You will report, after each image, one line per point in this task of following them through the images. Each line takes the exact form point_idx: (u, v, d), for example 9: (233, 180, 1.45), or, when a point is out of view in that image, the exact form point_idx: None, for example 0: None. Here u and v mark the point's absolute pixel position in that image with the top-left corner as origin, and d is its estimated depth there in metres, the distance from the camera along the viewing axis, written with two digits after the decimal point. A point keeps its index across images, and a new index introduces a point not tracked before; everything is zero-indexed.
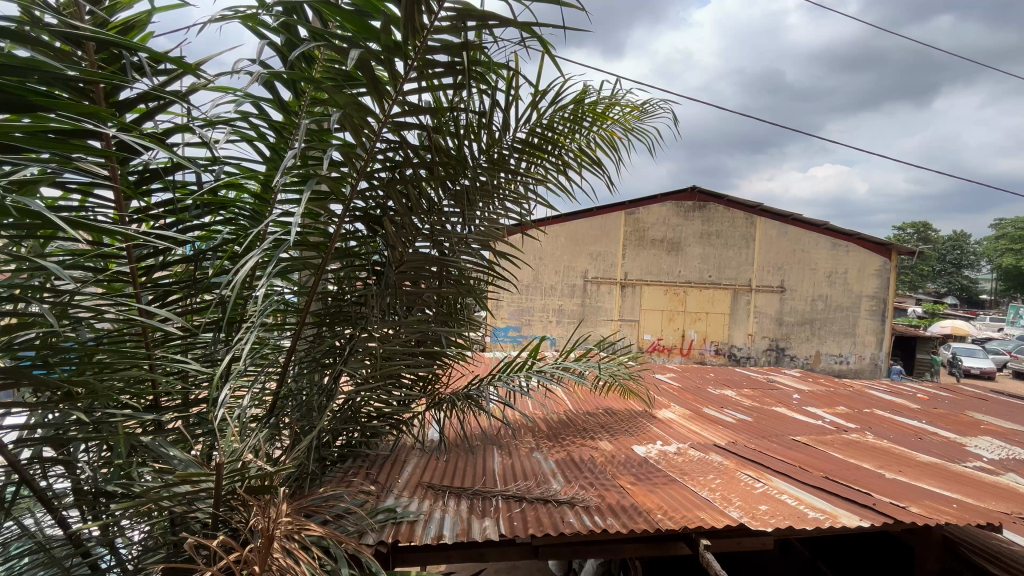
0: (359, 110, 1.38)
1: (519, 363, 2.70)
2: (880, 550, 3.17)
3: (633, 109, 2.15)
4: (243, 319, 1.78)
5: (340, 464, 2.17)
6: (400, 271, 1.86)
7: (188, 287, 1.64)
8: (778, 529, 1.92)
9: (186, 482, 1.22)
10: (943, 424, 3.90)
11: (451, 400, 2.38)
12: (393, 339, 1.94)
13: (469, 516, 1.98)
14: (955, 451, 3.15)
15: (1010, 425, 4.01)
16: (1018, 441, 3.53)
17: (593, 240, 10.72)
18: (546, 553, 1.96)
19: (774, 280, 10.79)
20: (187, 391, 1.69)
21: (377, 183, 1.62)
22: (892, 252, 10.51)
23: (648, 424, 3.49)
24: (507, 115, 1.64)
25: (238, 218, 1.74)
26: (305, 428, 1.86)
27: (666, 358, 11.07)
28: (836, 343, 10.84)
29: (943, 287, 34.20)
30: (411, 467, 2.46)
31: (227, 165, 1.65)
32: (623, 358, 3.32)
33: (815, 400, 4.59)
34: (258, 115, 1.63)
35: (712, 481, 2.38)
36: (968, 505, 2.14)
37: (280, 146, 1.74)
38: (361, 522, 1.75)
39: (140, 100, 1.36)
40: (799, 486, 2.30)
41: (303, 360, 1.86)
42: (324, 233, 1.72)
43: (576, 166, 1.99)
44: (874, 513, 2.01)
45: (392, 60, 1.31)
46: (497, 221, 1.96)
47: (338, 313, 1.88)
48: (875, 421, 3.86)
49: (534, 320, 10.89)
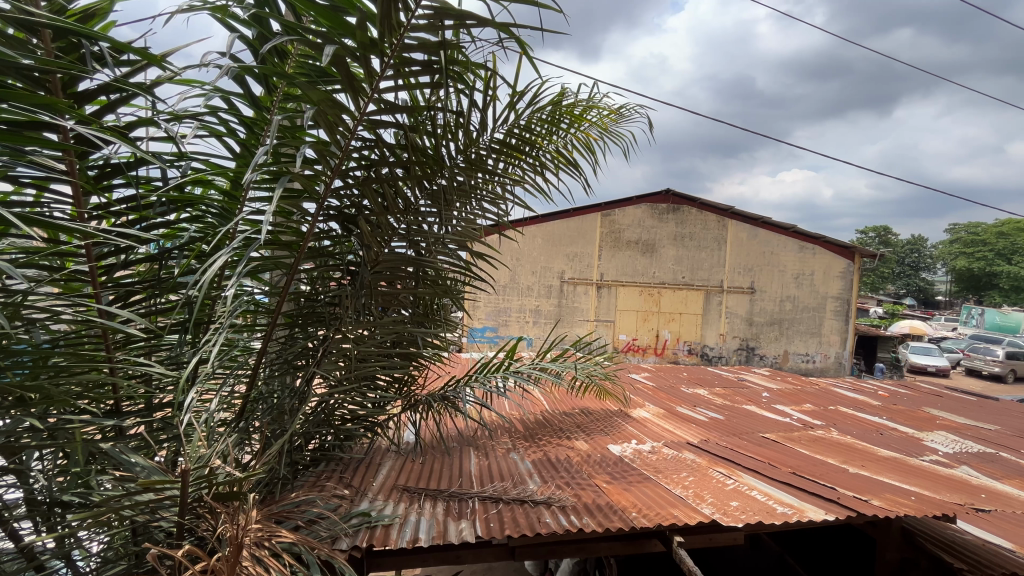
0: (334, 107, 1.35)
1: (496, 364, 2.69)
2: (844, 543, 3.28)
3: (609, 112, 2.18)
4: (211, 320, 1.73)
5: (313, 468, 2.12)
6: (375, 271, 1.84)
7: (152, 287, 1.58)
8: (749, 525, 1.96)
9: (149, 490, 1.18)
10: (903, 420, 4.08)
11: (427, 401, 2.37)
12: (368, 340, 1.91)
13: (445, 518, 1.97)
14: (914, 446, 3.29)
15: (964, 420, 4.22)
16: (971, 436, 3.71)
17: (569, 241, 10.80)
18: (522, 554, 1.97)
19: (744, 281, 11.08)
20: (151, 395, 1.62)
21: (353, 181, 1.59)
22: (856, 254, 10.89)
23: (624, 423, 3.52)
24: (485, 114, 1.64)
25: (205, 215, 1.69)
26: (276, 431, 1.82)
27: (641, 358, 11.25)
28: (803, 343, 11.19)
29: (902, 288, 35.84)
30: (386, 470, 2.42)
31: (194, 161, 1.60)
32: (599, 358, 3.34)
33: (785, 398, 4.74)
34: (228, 110, 1.58)
35: (686, 479, 2.42)
36: (924, 497, 2.24)
37: (250, 143, 1.69)
38: (334, 526, 1.72)
39: (101, 92, 1.30)
40: (769, 482, 2.36)
41: (274, 362, 1.82)
42: (297, 232, 1.68)
43: (553, 167, 2.00)
44: (838, 507, 2.08)
45: (368, 57, 1.29)
46: (474, 221, 1.94)
47: (311, 313, 1.85)
48: (840, 418, 4.00)
49: (510, 321, 10.91)
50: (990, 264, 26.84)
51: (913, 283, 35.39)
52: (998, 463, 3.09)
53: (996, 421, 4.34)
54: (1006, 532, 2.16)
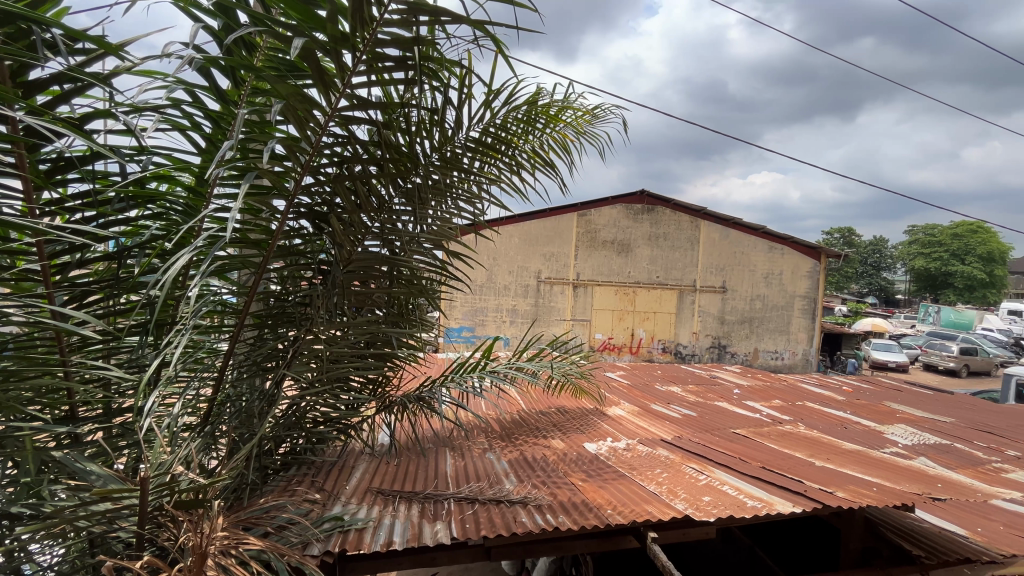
0: (304, 102, 1.32)
1: (472, 364, 2.67)
2: (810, 534, 3.38)
3: (584, 113, 2.20)
4: (175, 321, 1.66)
5: (284, 473, 2.07)
6: (348, 270, 1.80)
7: (110, 287, 1.51)
8: (720, 519, 2.00)
9: (106, 500, 1.13)
10: (866, 414, 4.23)
11: (402, 402, 2.34)
12: (340, 341, 1.86)
13: (420, 520, 1.94)
14: (876, 439, 3.42)
15: (922, 414, 4.41)
16: (928, 428, 3.87)
17: (546, 240, 10.85)
18: (498, 554, 1.96)
19: (716, 280, 11.33)
20: (110, 400, 1.55)
21: (324, 179, 1.56)
22: (822, 255, 11.26)
23: (599, 421, 3.56)
24: (460, 113, 1.63)
25: (169, 212, 1.62)
26: (245, 435, 1.77)
27: (616, 356, 11.39)
28: (772, 340, 11.51)
29: (865, 287, 37.31)
30: (360, 472, 2.38)
31: (156, 156, 1.54)
32: (575, 357, 3.36)
33: (754, 394, 4.86)
34: (191, 103, 1.52)
35: (660, 475, 2.46)
36: (885, 488, 2.32)
37: (216, 137, 1.63)
38: (305, 532, 1.68)
39: (54, 81, 1.24)
40: (739, 477, 2.42)
41: (242, 364, 1.77)
42: (266, 230, 1.63)
43: (529, 166, 2.00)
44: (805, 499, 2.13)
45: (339, 51, 1.26)
46: (450, 220, 1.92)
47: (281, 314, 1.80)
48: (806, 413, 4.13)
49: (487, 321, 10.88)
50: (945, 264, 28.15)
51: (875, 282, 36.83)
52: (953, 454, 3.24)
53: (951, 414, 4.55)
54: (960, 519, 2.26)
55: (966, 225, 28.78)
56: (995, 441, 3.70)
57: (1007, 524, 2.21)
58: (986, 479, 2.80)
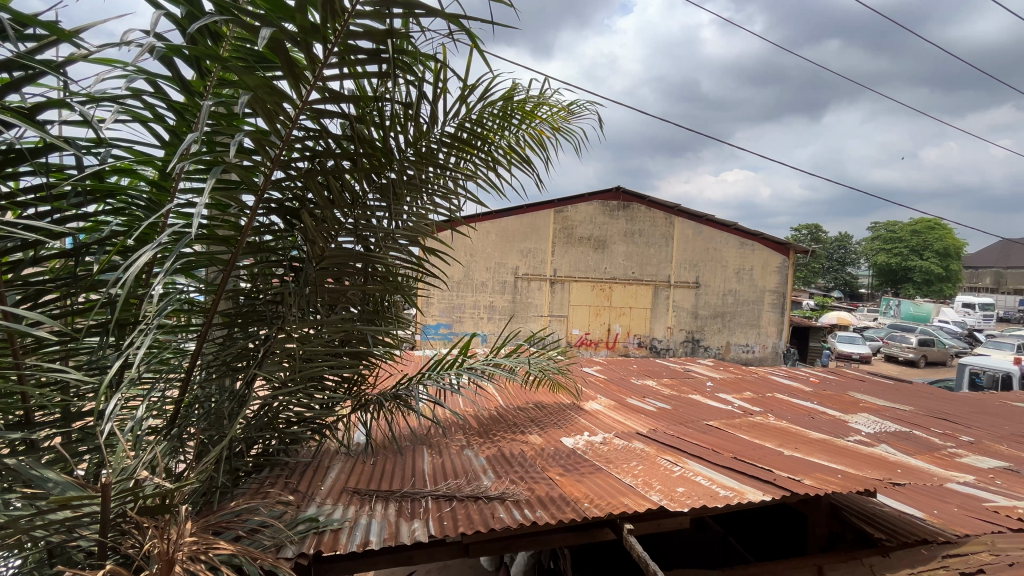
0: (272, 94, 1.29)
1: (449, 360, 2.66)
2: (779, 520, 3.49)
3: (560, 109, 2.22)
4: (138, 320, 1.60)
5: (255, 475, 2.02)
6: (321, 266, 1.76)
7: (67, 285, 1.45)
8: (694, 509, 2.05)
9: (65, 508, 1.09)
10: (831, 404, 4.40)
11: (378, 400, 2.31)
12: (314, 340, 1.83)
13: (398, 519, 1.93)
14: (841, 428, 3.55)
15: (883, 403, 4.61)
16: (889, 416, 4.04)
17: (523, 237, 10.86)
18: (477, 551, 1.95)
19: (690, 276, 11.55)
20: (68, 403, 1.49)
21: (296, 173, 1.53)
22: (790, 250, 11.62)
23: (577, 416, 3.60)
24: (435, 107, 1.62)
25: (130, 207, 1.56)
26: (214, 437, 1.72)
27: (593, 351, 11.51)
28: (743, 334, 11.82)
29: (830, 282, 38.67)
30: (335, 472, 2.34)
31: (115, 148, 1.47)
32: (552, 352, 3.38)
33: (726, 387, 5.00)
34: (153, 93, 1.47)
35: (635, 468, 2.50)
36: (850, 474, 2.41)
37: (181, 130, 1.57)
38: (279, 535, 1.65)
39: (1, 69, 1.17)
40: (712, 467, 2.48)
41: (211, 364, 1.72)
42: (235, 226, 1.59)
43: (505, 162, 2.01)
44: (775, 487, 2.19)
45: (309, 43, 1.23)
46: (426, 216, 1.90)
47: (251, 312, 1.76)
48: (776, 404, 4.26)
49: (464, 318, 10.84)
50: (905, 259, 29.37)
51: (840, 277, 38.16)
52: (912, 441, 3.39)
53: (909, 402, 4.76)
54: (917, 503, 2.37)
55: (924, 221, 30.08)
56: (950, 427, 3.88)
57: (961, 506, 2.33)
58: (942, 464, 2.94)
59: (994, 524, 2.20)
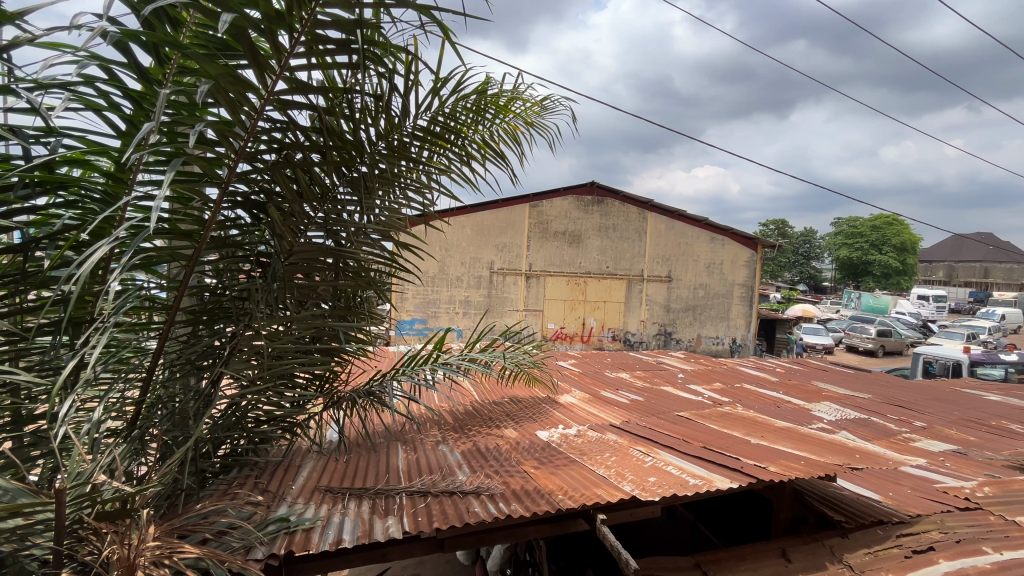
0: (236, 83, 1.25)
1: (424, 356, 2.64)
2: (746, 507, 3.61)
3: (533, 104, 2.23)
4: (94, 319, 1.54)
5: (223, 476, 1.97)
6: (290, 262, 1.72)
7: (14, 281, 1.38)
8: (664, 497, 2.10)
9: (17, 515, 1.04)
10: (796, 393, 4.56)
11: (351, 397, 2.27)
12: (283, 337, 1.79)
13: (372, 517, 1.91)
14: (805, 416, 3.68)
15: (844, 391, 4.80)
16: (850, 404, 4.22)
17: (498, 232, 10.82)
18: (451, 545, 1.95)
19: (663, 270, 11.75)
20: (18, 405, 1.42)
21: (262, 166, 1.49)
22: (758, 245, 11.93)
23: (551, 409, 3.63)
24: (407, 101, 1.60)
25: (84, 200, 1.48)
26: (178, 438, 1.66)
27: (568, 345, 11.63)
28: (713, 326, 12.12)
29: (796, 275, 39.98)
30: (307, 471, 2.30)
31: (67, 138, 1.40)
32: (528, 347, 3.39)
33: (698, 378, 5.13)
34: (107, 80, 1.40)
35: (608, 459, 2.55)
36: (812, 461, 2.51)
37: (138, 119, 1.50)
38: (248, 536, 1.61)
39: None
40: (683, 457, 2.53)
41: (174, 363, 1.67)
42: (198, 220, 1.53)
43: (479, 157, 1.99)
44: (741, 475, 2.26)
45: (274, 31, 1.20)
46: (399, 210, 1.87)
47: (216, 309, 1.71)
48: (743, 394, 4.39)
49: (440, 313, 10.78)
50: (865, 253, 30.57)
51: (805, 270, 39.50)
52: (870, 427, 3.54)
53: (868, 390, 4.97)
54: (873, 485, 2.51)
55: (883, 217, 31.36)
56: (905, 413, 4.08)
57: (914, 487, 2.48)
58: (897, 449, 3.10)
59: (943, 503, 2.35)
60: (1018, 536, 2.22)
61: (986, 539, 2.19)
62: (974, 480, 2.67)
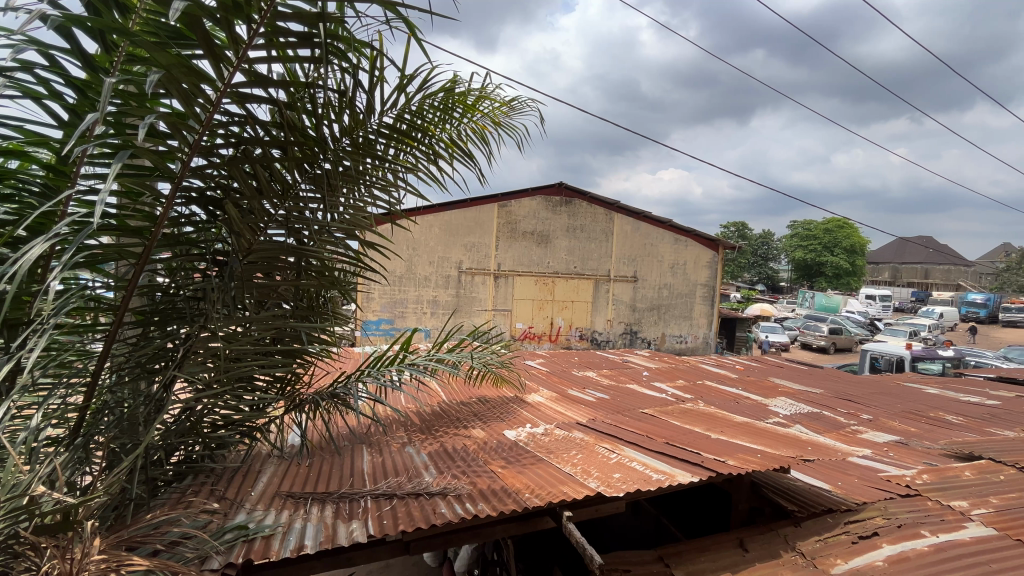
0: (189, 73, 1.20)
1: (390, 357, 2.59)
2: (706, 500, 3.73)
3: (501, 104, 2.23)
4: (32, 320, 1.44)
5: (177, 484, 1.88)
6: (249, 261, 1.67)
7: None
8: (628, 493, 2.14)
9: None
10: (753, 389, 4.75)
11: (314, 400, 2.22)
12: (241, 338, 1.73)
13: (335, 521, 1.87)
14: (762, 411, 3.84)
15: (798, 387, 5.03)
16: (803, 399, 4.41)
17: (466, 231, 10.77)
18: (417, 547, 1.93)
19: (628, 270, 11.97)
20: None
21: (219, 161, 1.43)
22: (719, 246, 12.31)
23: (519, 408, 3.66)
24: (372, 97, 1.58)
25: (21, 193, 1.38)
26: (127, 445, 1.58)
27: (536, 345, 11.71)
28: (677, 325, 12.44)
29: (755, 276, 41.54)
30: (267, 476, 2.23)
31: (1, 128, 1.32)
32: (496, 346, 3.39)
33: (662, 375, 5.26)
34: (48, 68, 1.32)
35: (575, 457, 2.58)
36: (768, 454, 2.61)
37: (81, 109, 1.42)
38: (203, 546, 1.55)
39: None
40: (646, 453, 2.59)
41: (123, 366, 1.59)
42: (149, 216, 1.46)
43: (447, 156, 1.99)
44: (702, 469, 2.33)
45: (231, 21, 1.16)
46: (364, 209, 1.83)
47: (169, 310, 1.64)
48: (705, 391, 4.53)
49: (406, 313, 10.67)
50: (819, 255, 32.03)
51: (763, 271, 41.08)
52: (822, 420, 3.72)
53: (820, 385, 5.22)
54: (824, 476, 2.65)
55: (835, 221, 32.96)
56: (853, 407, 4.31)
57: (860, 476, 2.63)
58: (845, 440, 3.27)
59: (886, 491, 2.49)
60: (952, 519, 2.38)
61: (925, 523, 2.33)
62: (914, 468, 2.84)
